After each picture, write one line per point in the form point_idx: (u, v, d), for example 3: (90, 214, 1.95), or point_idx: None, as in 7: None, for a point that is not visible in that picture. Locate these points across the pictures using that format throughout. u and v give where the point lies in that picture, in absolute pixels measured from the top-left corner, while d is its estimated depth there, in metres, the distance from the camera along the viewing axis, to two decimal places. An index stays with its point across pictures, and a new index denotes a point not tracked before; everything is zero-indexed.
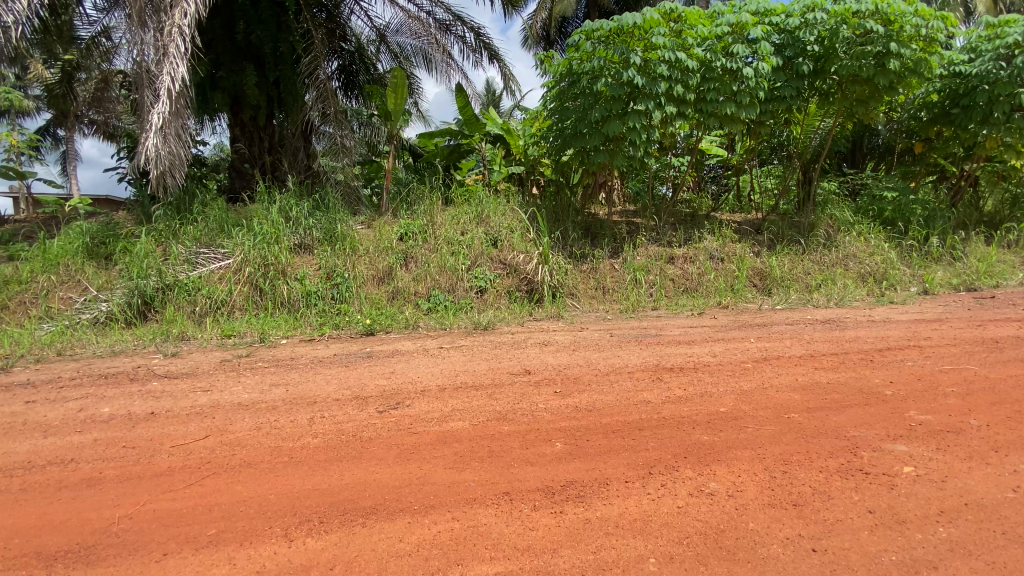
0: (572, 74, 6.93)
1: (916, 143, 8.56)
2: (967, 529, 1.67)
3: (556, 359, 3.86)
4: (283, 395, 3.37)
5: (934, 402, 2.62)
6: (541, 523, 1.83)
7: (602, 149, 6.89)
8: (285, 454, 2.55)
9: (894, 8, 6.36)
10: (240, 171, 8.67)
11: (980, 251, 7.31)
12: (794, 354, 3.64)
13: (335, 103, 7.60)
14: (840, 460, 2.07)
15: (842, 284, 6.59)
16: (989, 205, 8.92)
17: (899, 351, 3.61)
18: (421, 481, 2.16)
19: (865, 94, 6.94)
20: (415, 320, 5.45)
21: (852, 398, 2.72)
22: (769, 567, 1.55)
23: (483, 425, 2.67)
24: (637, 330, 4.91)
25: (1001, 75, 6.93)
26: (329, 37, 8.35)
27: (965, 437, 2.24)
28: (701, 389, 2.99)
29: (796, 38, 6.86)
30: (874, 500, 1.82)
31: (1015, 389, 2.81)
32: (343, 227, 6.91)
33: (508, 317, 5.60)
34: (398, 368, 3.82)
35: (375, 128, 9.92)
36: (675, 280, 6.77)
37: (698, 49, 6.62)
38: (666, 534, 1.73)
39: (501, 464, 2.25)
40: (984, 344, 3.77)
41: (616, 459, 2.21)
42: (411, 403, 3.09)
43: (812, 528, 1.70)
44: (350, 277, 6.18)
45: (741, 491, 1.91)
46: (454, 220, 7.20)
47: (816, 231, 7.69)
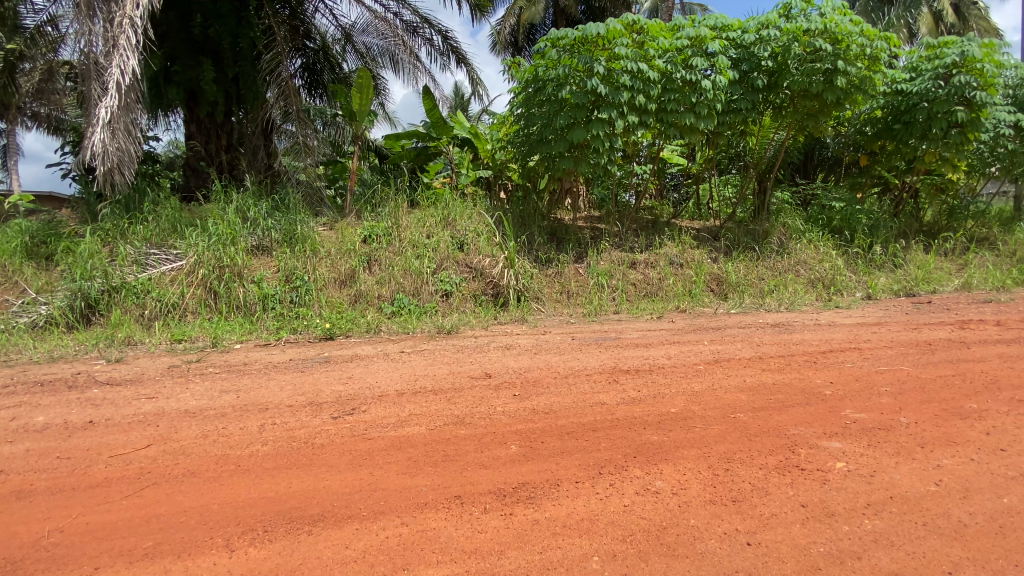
0: (538, 80, 7.02)
1: (862, 156, 9.05)
2: (891, 521, 1.76)
3: (517, 362, 3.89)
4: (232, 402, 3.25)
5: (868, 401, 2.76)
6: (490, 525, 1.84)
7: (567, 156, 7.00)
8: (231, 462, 2.46)
9: (841, 27, 6.73)
10: (195, 169, 8.35)
11: (919, 259, 7.80)
12: (744, 356, 3.78)
13: (297, 102, 7.44)
14: (779, 457, 2.16)
15: (792, 289, 6.89)
16: (929, 215, 9.49)
17: (841, 353, 3.80)
18: (373, 486, 2.13)
19: (815, 108, 7.26)
20: (377, 324, 5.38)
21: (794, 398, 2.84)
22: (706, 562, 1.60)
23: (439, 430, 2.65)
24: (597, 334, 5.01)
25: (939, 94, 7.43)
26: (293, 35, 8.19)
27: (894, 434, 2.36)
28: (655, 391, 3.07)
29: (751, 53, 7.23)
30: (807, 494, 1.90)
31: (942, 389, 2.98)
32: (304, 228, 6.75)
33: (473, 321, 5.59)
34: (356, 373, 3.76)
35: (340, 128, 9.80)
36: (636, 284, 6.93)
37: (659, 61, 6.83)
38: (611, 532, 1.76)
39: (455, 468, 2.23)
40: (919, 346, 4.00)
41: (569, 460, 2.24)
42: (368, 408, 3.04)
43: (749, 523, 1.76)
44: (310, 280, 6.06)
45: (685, 489, 1.96)
46: (420, 222, 7.13)
47: (770, 238, 7.99)
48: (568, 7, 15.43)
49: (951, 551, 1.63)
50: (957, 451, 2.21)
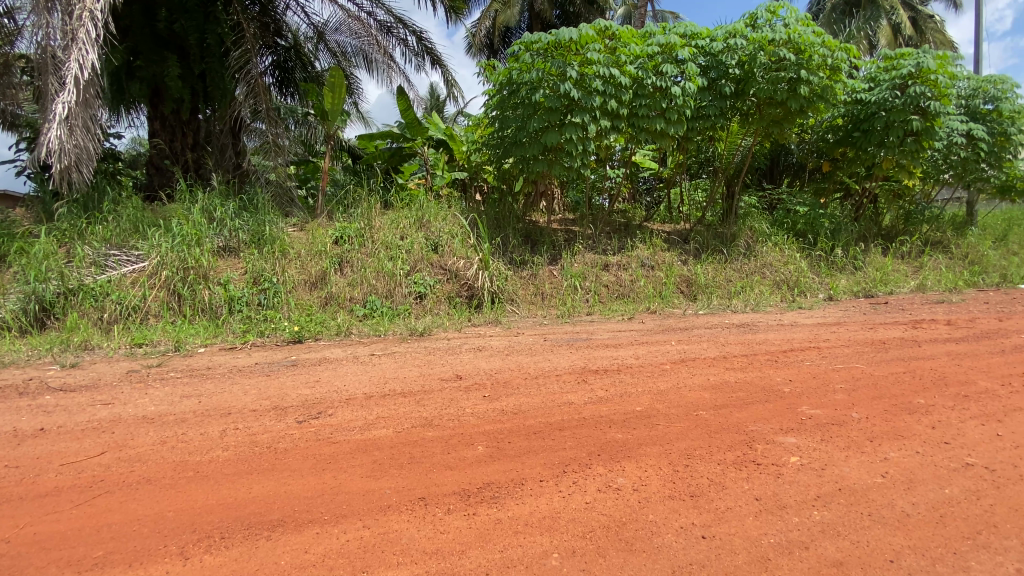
0: (512, 83, 7.06)
1: (824, 162, 9.40)
2: (838, 512, 1.82)
3: (488, 363, 3.89)
4: (194, 407, 3.16)
5: (824, 398, 2.86)
6: (452, 525, 1.83)
7: (541, 158, 7.05)
8: (189, 469, 2.40)
9: (804, 38, 6.97)
10: (159, 167, 8.09)
11: (878, 261, 8.12)
12: (709, 355, 3.88)
13: (267, 100, 7.29)
14: (737, 453, 2.22)
15: (758, 291, 7.09)
16: (888, 220, 9.90)
17: (801, 352, 3.92)
18: (335, 490, 2.10)
19: (780, 116, 7.51)
20: (347, 326, 5.31)
21: (754, 396, 2.92)
22: (662, 556, 1.64)
23: (407, 433, 2.63)
24: (569, 334, 5.07)
25: (896, 103, 7.77)
26: (263, 32, 8.01)
27: (846, 429, 2.44)
28: (622, 391, 3.11)
29: (719, 61, 7.44)
30: (761, 488, 1.96)
31: (893, 384, 3.10)
32: (273, 229, 6.61)
33: (446, 323, 5.57)
34: (324, 376, 3.70)
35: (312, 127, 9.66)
36: (609, 286, 7.02)
37: (630, 66, 6.95)
38: (572, 529, 1.78)
39: (420, 470, 2.22)
40: (875, 345, 4.16)
41: (534, 459, 2.26)
42: (334, 412, 2.99)
43: (704, 517, 1.81)
44: (279, 282, 5.94)
45: (645, 485, 2.00)
46: (393, 223, 7.05)
47: (737, 241, 8.20)
48: (543, 11, 15.56)
49: (893, 540, 1.68)
50: (904, 444, 2.28)
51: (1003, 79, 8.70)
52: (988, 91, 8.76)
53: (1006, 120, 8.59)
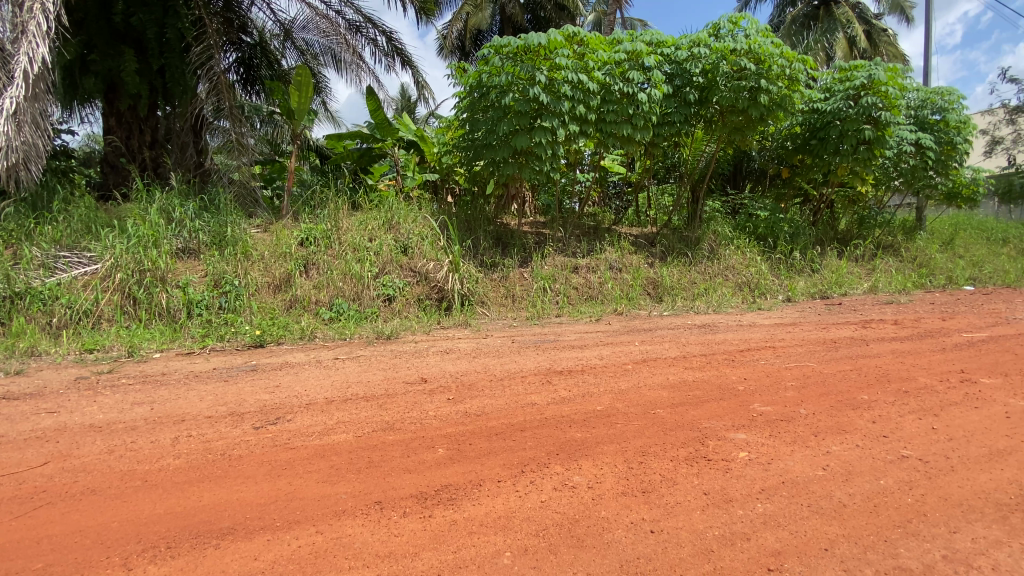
0: (481, 86, 7.07)
1: (784, 169, 9.78)
2: (780, 504, 1.89)
3: (454, 366, 3.89)
4: (145, 414, 3.05)
5: (774, 395, 2.97)
6: (407, 528, 1.83)
7: (511, 161, 7.08)
8: (137, 478, 2.31)
9: (763, 49, 7.23)
10: (114, 165, 7.74)
11: (833, 264, 8.47)
12: (669, 355, 3.98)
13: (230, 98, 7.11)
14: (690, 449, 2.28)
15: (720, 292, 7.31)
16: (844, 224, 10.33)
17: (757, 352, 4.06)
18: (289, 496, 2.06)
19: (741, 123, 7.76)
20: (312, 330, 5.21)
21: (710, 394, 3.02)
22: (611, 550, 1.67)
23: (367, 437, 2.60)
24: (537, 336, 5.10)
25: (850, 113, 8.14)
26: (227, 28, 7.80)
27: (794, 424, 2.54)
28: (584, 391, 3.16)
29: (684, 69, 7.65)
30: (709, 483, 2.02)
31: (840, 380, 3.25)
32: (235, 230, 6.44)
33: (414, 325, 5.52)
34: (285, 381, 3.62)
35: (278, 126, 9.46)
36: (578, 288, 7.09)
37: (598, 72, 7.07)
38: (525, 528, 1.80)
39: (378, 474, 2.20)
40: (826, 344, 4.34)
41: (494, 460, 2.27)
42: (293, 418, 2.94)
43: (654, 512, 1.86)
44: (241, 285, 5.78)
45: (600, 482, 2.04)
46: (361, 224, 6.94)
47: (701, 245, 8.41)
48: (515, 15, 15.72)
49: (829, 529, 1.76)
50: (846, 438, 2.39)
51: (949, 91, 9.20)
52: (935, 102, 9.25)
53: (952, 130, 9.09)
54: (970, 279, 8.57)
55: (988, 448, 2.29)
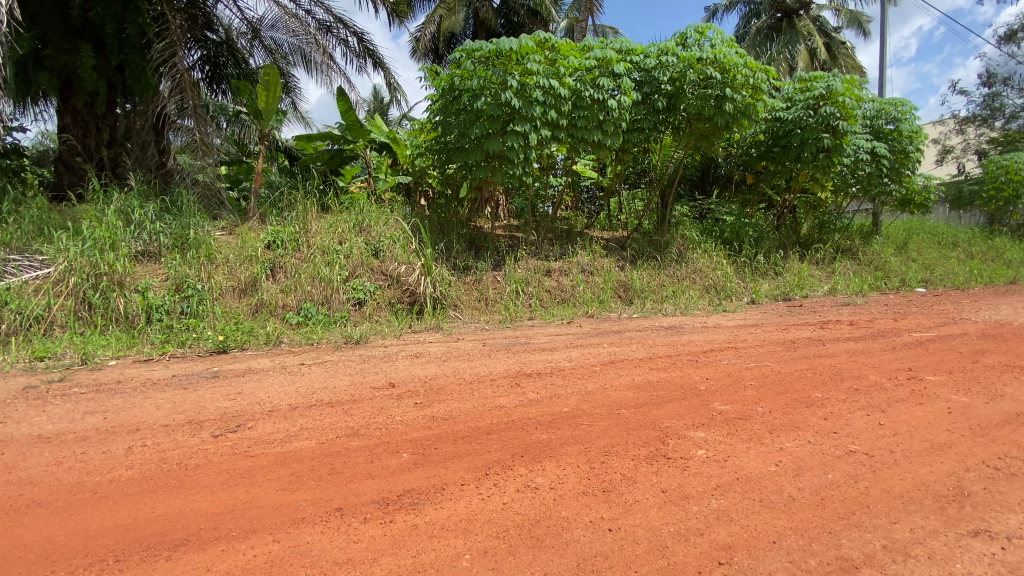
0: (454, 90, 7.06)
1: (749, 175, 10.10)
2: (734, 499, 1.95)
3: (424, 370, 3.87)
4: (97, 423, 2.93)
5: (734, 394, 3.06)
6: (367, 534, 1.81)
7: (483, 165, 7.10)
8: (87, 490, 2.22)
9: (728, 59, 7.46)
10: (69, 165, 7.45)
11: (796, 267, 8.76)
12: (636, 357, 4.05)
13: (194, 96, 6.92)
14: (650, 449, 2.33)
15: (688, 295, 7.46)
16: (806, 228, 10.69)
17: (720, 352, 4.18)
18: (247, 505, 2.02)
19: (708, 131, 7.98)
20: (278, 335, 5.10)
21: (673, 394, 3.09)
22: (569, 549, 1.70)
23: (330, 443, 2.55)
24: (508, 339, 5.12)
25: (810, 122, 8.47)
26: (192, 24, 7.61)
27: (750, 422, 2.62)
28: (552, 392, 3.19)
29: (652, 77, 7.81)
30: (668, 481, 2.07)
31: (796, 379, 3.37)
32: (198, 232, 6.26)
33: (385, 330, 5.46)
34: (247, 388, 3.53)
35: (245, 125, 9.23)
36: (551, 291, 7.13)
37: (570, 79, 7.14)
38: (486, 530, 1.81)
39: (339, 481, 2.17)
40: (785, 345, 4.49)
41: (458, 464, 2.26)
42: (254, 425, 2.87)
43: (613, 510, 1.89)
44: (204, 289, 5.61)
45: (562, 483, 2.07)
46: (331, 227, 6.83)
47: (670, 248, 8.59)
48: (487, 19, 15.80)
49: (778, 522, 1.82)
50: (798, 434, 2.48)
51: (901, 103, 9.66)
52: (889, 113, 9.69)
53: (905, 139, 9.54)
54: (922, 281, 8.99)
55: (929, 442, 2.41)
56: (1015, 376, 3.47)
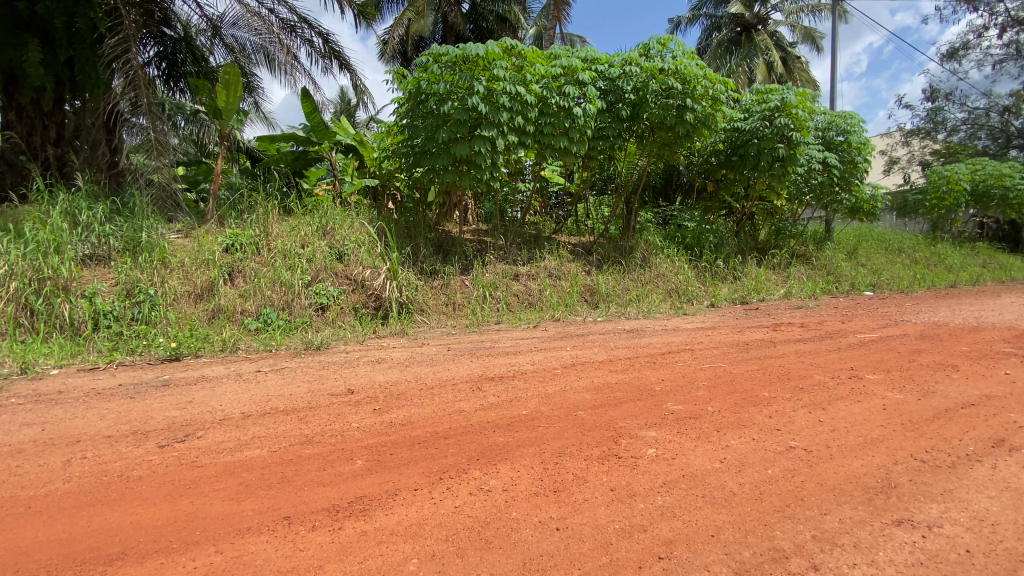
0: (420, 93, 7.04)
1: (709, 183, 10.43)
2: (678, 496, 2.02)
3: (385, 376, 3.83)
4: (35, 436, 2.79)
5: (687, 394, 3.16)
6: (313, 542, 1.79)
7: (450, 169, 7.10)
8: (20, 505, 2.11)
9: (688, 70, 7.70)
10: (12, 163, 7.07)
11: (754, 272, 9.09)
12: (597, 359, 4.13)
13: (149, 94, 6.66)
14: (603, 448, 2.39)
15: (651, 299, 7.63)
16: (764, 234, 11.08)
17: (677, 354, 4.30)
18: (190, 516, 1.96)
19: (669, 139, 8.22)
20: (234, 341, 4.95)
21: (629, 395, 3.17)
22: (517, 550, 1.72)
23: (282, 451, 2.51)
24: (473, 344, 5.11)
25: (766, 132, 8.84)
26: (146, 20, 7.37)
27: (700, 421, 2.72)
28: (512, 396, 3.22)
29: (617, 86, 8.00)
30: (617, 479, 2.13)
31: (746, 379, 3.50)
32: (151, 235, 6.02)
33: (347, 335, 5.38)
34: (199, 396, 3.42)
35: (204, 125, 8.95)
36: (518, 295, 7.18)
37: (536, 86, 7.23)
38: (435, 534, 1.81)
39: (289, 489, 2.13)
40: (739, 346, 4.66)
41: (413, 469, 2.26)
42: (204, 434, 2.78)
43: (563, 510, 1.93)
44: (157, 294, 5.40)
45: (515, 484, 2.10)
46: (293, 230, 6.71)
47: (635, 253, 8.77)
48: (456, 25, 15.72)
49: (718, 517, 1.90)
50: (743, 432, 2.58)
51: (850, 116, 10.17)
52: (839, 125, 10.18)
53: (854, 150, 10.06)
54: (870, 285, 9.46)
55: (863, 437, 2.55)
56: (947, 374, 3.70)
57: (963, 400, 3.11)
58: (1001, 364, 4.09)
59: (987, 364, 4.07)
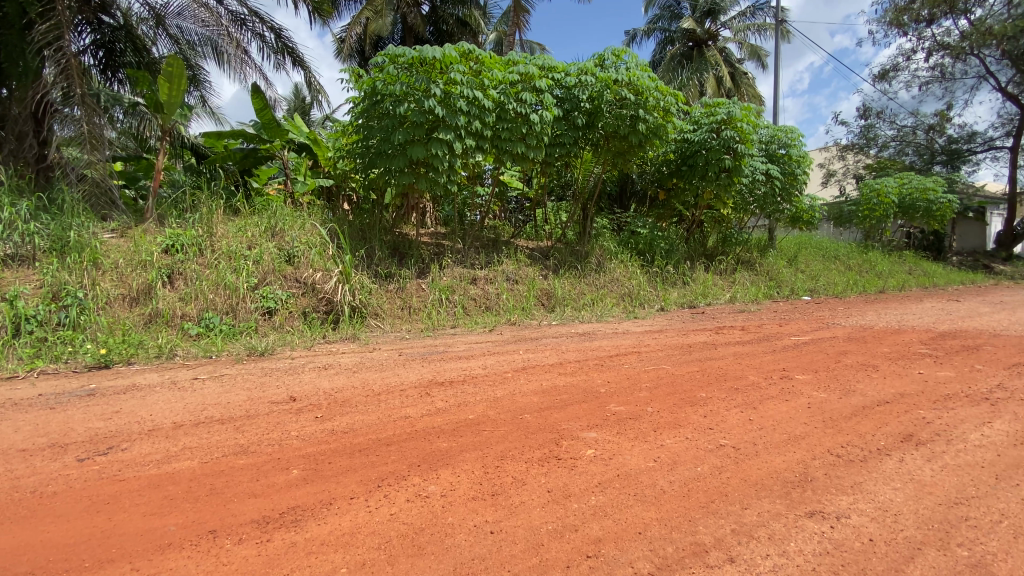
0: (376, 94, 6.94)
1: (661, 191, 10.79)
2: (611, 495, 2.08)
3: (331, 382, 3.74)
4: None
5: (630, 396, 3.26)
6: (238, 555, 1.73)
7: (407, 172, 7.02)
8: None
9: (641, 82, 7.94)
10: None
11: (702, 277, 9.44)
12: (547, 362, 4.19)
13: (83, 84, 6.32)
14: (544, 451, 2.43)
15: (605, 303, 7.80)
16: (712, 241, 11.53)
17: (624, 357, 4.42)
18: (106, 533, 1.86)
19: (624, 148, 8.46)
20: (171, 347, 4.71)
21: (574, 397, 3.23)
22: (449, 555, 1.72)
23: (214, 462, 2.41)
24: (426, 348, 5.07)
25: (714, 144, 9.25)
26: (81, 5, 7.13)
27: (639, 422, 2.81)
28: (460, 400, 3.22)
29: (573, 94, 8.16)
30: (555, 480, 2.17)
31: (686, 381, 3.64)
32: (81, 234, 5.65)
33: (295, 341, 5.21)
34: (127, 406, 3.23)
35: (145, 120, 8.43)
36: (475, 299, 7.17)
37: (493, 91, 7.26)
38: (367, 542, 1.79)
39: (217, 501, 2.05)
40: (683, 349, 4.84)
41: (351, 477, 2.23)
42: (129, 446, 2.63)
43: (498, 513, 1.95)
44: (87, 297, 5.08)
45: (453, 489, 2.10)
46: (239, 231, 6.47)
47: (590, 258, 8.94)
48: (414, 26, 15.59)
49: (647, 514, 1.97)
50: (679, 432, 2.69)
51: (791, 130, 10.75)
52: (780, 139, 10.75)
53: (794, 163, 10.66)
54: (808, 290, 10.03)
55: (787, 434, 2.71)
56: (868, 374, 3.97)
57: (879, 398, 3.36)
58: (916, 364, 4.43)
59: (903, 364, 4.41)
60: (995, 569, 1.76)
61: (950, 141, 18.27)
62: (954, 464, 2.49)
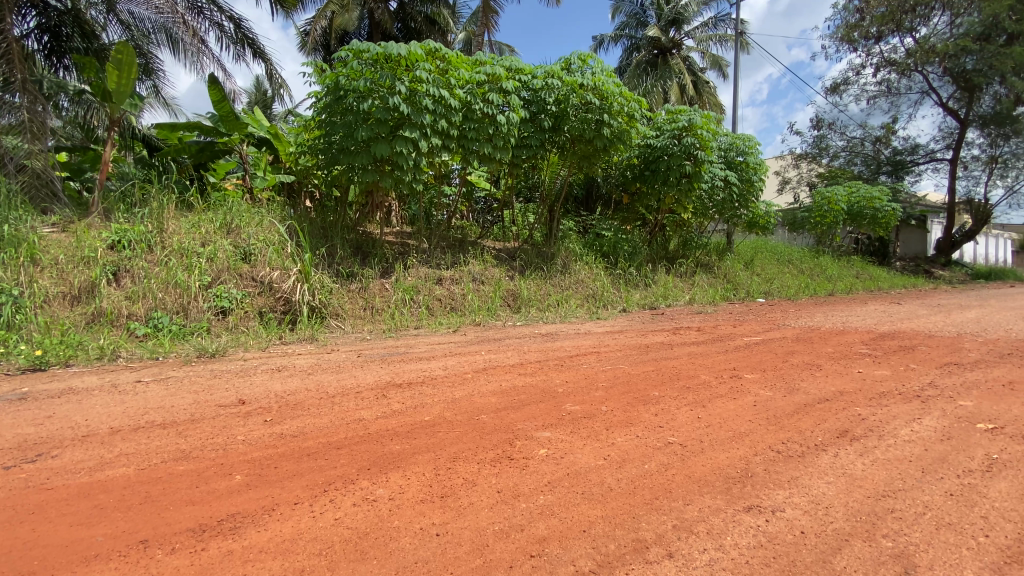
0: (339, 89, 6.79)
1: (625, 195, 10.99)
2: (560, 494, 2.11)
3: (284, 384, 3.63)
4: None
5: (585, 396, 3.30)
6: (170, 565, 1.67)
7: (370, 169, 6.90)
8: None
9: (606, 87, 8.07)
10: None
11: (664, 279, 9.67)
12: (507, 363, 4.21)
13: (24, 69, 6.23)
14: (497, 451, 2.44)
15: (570, 304, 7.88)
16: (674, 244, 11.81)
17: (583, 358, 4.47)
18: (27, 545, 1.75)
19: (589, 152, 8.58)
20: (114, 348, 4.48)
21: (531, 398, 3.25)
22: (391, 559, 1.71)
23: (151, 468, 2.31)
24: (386, 349, 5.00)
25: (675, 150, 9.49)
26: None
27: (593, 421, 2.85)
28: (416, 402, 3.19)
29: (539, 97, 8.21)
30: (505, 481, 2.18)
31: (642, 380, 3.72)
32: (18, 228, 5.38)
33: (249, 342, 5.04)
34: (61, 411, 3.05)
35: (92, 109, 7.99)
36: (439, 300, 7.12)
37: (459, 90, 7.23)
38: (308, 549, 1.76)
39: (152, 509, 1.97)
40: (641, 349, 4.94)
41: (297, 482, 2.17)
42: (60, 453, 2.49)
43: (446, 515, 1.94)
44: (22, 295, 4.82)
45: (402, 492, 2.09)
46: (192, 227, 6.21)
47: (556, 260, 9.01)
48: (381, 22, 15.37)
49: (593, 512, 2.00)
50: (630, 430, 2.75)
51: (748, 138, 11.13)
52: (738, 147, 11.11)
53: (751, 170, 11.04)
54: (763, 293, 10.42)
55: (733, 432, 2.81)
56: (812, 372, 4.15)
57: (820, 396, 3.52)
58: (857, 364, 4.66)
59: (845, 364, 4.63)
60: (915, 559, 1.87)
61: (894, 152, 19.24)
62: (884, 458, 2.63)
